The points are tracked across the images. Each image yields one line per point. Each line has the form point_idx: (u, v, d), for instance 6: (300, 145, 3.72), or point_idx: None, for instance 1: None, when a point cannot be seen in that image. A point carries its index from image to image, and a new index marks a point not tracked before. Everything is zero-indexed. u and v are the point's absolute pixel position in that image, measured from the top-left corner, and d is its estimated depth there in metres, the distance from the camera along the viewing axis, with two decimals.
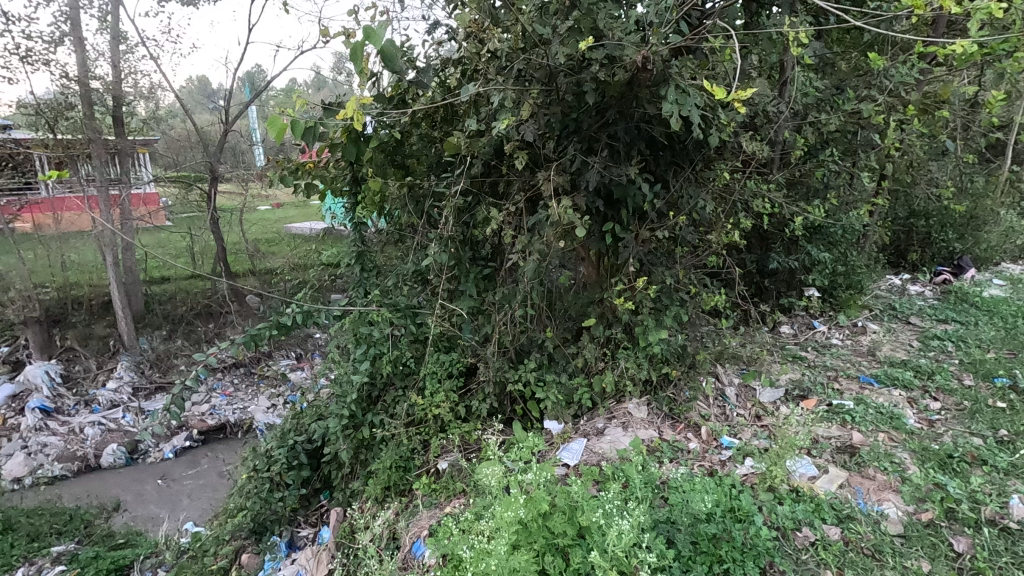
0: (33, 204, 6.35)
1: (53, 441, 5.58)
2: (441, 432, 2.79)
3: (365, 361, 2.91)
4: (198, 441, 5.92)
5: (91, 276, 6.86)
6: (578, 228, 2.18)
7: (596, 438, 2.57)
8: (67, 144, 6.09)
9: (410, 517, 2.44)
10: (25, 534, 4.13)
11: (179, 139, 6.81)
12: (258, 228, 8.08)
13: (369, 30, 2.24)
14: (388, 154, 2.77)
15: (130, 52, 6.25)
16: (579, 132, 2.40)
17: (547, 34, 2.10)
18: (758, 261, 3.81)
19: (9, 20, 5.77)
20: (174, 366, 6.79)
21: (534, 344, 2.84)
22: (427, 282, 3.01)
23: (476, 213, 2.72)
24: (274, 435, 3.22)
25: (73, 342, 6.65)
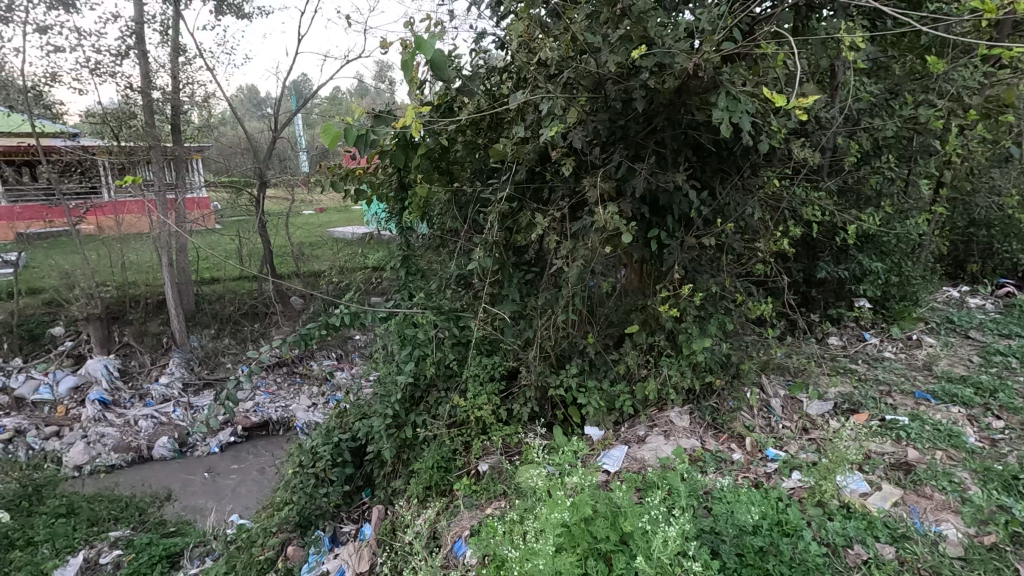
0: (97, 207, 6.98)
1: (110, 432, 5.86)
2: (483, 434, 2.83)
3: (409, 361, 2.98)
4: (242, 437, 6.16)
5: (147, 275, 7.31)
6: (625, 234, 2.18)
7: (638, 445, 2.55)
8: (130, 151, 6.43)
9: (451, 517, 2.47)
10: (86, 518, 4.38)
11: (230, 146, 7.12)
12: (302, 232, 8.37)
13: (419, 39, 2.24)
14: (434, 160, 2.82)
15: (188, 63, 6.59)
16: (626, 139, 2.41)
17: (597, 42, 2.13)
18: (806, 270, 3.72)
19: (81, 35, 6.18)
20: (221, 364, 7.09)
21: (576, 349, 2.84)
22: (469, 286, 3.05)
23: (520, 218, 2.74)
24: (319, 433, 3.32)
25: (130, 338, 6.99)
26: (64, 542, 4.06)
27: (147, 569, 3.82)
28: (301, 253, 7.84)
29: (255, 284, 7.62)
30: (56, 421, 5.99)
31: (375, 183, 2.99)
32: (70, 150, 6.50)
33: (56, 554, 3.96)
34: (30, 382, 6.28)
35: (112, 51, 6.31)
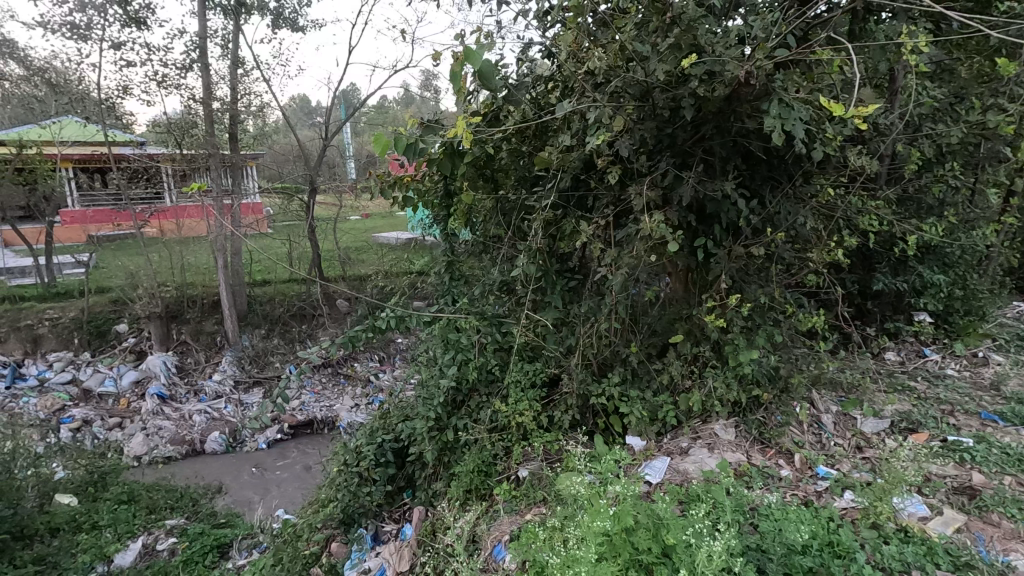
0: (161, 212, 7.48)
1: (167, 425, 6.16)
2: (524, 440, 2.84)
3: (452, 365, 3.03)
4: (288, 434, 6.37)
5: (204, 277, 7.73)
6: (672, 242, 2.15)
7: (680, 457, 2.51)
8: (190, 159, 6.80)
9: (491, 522, 2.48)
10: (145, 506, 4.62)
11: (282, 153, 7.52)
12: (349, 237, 8.63)
13: (468, 50, 2.29)
14: (480, 168, 2.86)
15: (247, 75, 6.92)
16: (673, 147, 2.40)
17: (646, 51, 2.13)
18: (860, 282, 3.59)
19: (150, 50, 6.59)
20: (270, 363, 7.36)
21: (618, 358, 2.82)
22: (512, 292, 3.08)
23: (564, 226, 2.75)
24: (363, 433, 3.40)
25: (187, 337, 7.33)
26: (125, 527, 4.30)
27: (199, 557, 4.00)
28: (348, 258, 8.09)
29: (303, 287, 7.90)
30: (119, 413, 6.34)
31: (422, 190, 3.05)
32: (137, 157, 6.92)
33: (118, 539, 4.19)
34: (96, 375, 6.68)
35: (177, 64, 6.69)
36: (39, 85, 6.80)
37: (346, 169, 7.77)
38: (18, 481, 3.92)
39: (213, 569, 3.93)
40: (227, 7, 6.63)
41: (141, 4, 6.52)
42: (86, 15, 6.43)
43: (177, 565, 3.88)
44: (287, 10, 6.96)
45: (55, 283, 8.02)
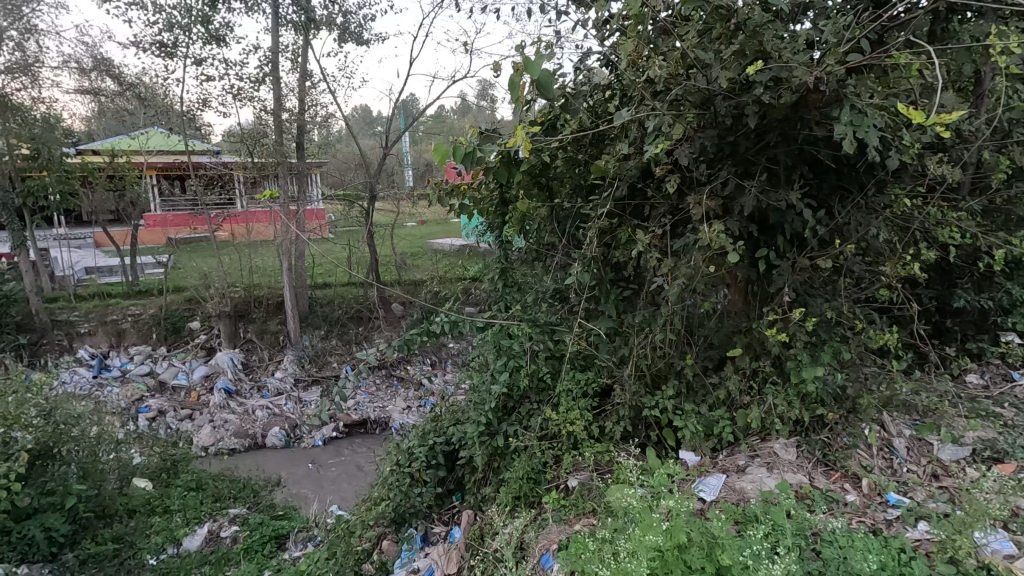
0: (233, 216, 8.05)
1: (232, 418, 6.51)
2: (574, 449, 2.82)
3: (504, 371, 3.05)
4: (343, 432, 6.59)
5: (270, 279, 8.13)
6: (733, 253, 2.09)
7: (736, 475, 2.42)
8: (261, 167, 7.18)
9: (539, 530, 2.47)
10: (210, 494, 4.91)
11: (345, 162, 7.83)
12: (405, 243, 8.88)
13: (527, 61, 2.32)
14: (535, 176, 2.87)
15: (314, 87, 7.26)
16: (735, 156, 2.35)
17: (709, 58, 2.09)
18: (938, 298, 3.37)
19: (228, 65, 7.04)
20: (328, 363, 7.66)
21: (673, 370, 2.76)
22: (565, 300, 3.07)
23: (619, 235, 2.71)
24: (415, 434, 3.46)
25: (253, 335, 7.71)
26: (194, 513, 4.61)
27: (259, 546, 4.20)
28: (404, 263, 8.30)
29: (361, 290, 8.17)
30: (190, 405, 6.74)
31: (478, 199, 3.08)
32: (213, 166, 7.43)
33: (186, 523, 4.49)
34: (171, 368, 7.12)
35: (251, 78, 7.12)
36: (129, 99, 7.39)
37: (403, 176, 7.96)
38: (100, 464, 4.19)
39: (271, 558, 4.11)
40: (298, 23, 7.00)
41: (221, 22, 6.98)
42: (172, 34, 6.94)
43: (239, 553, 4.09)
44: (353, 24, 7.27)
45: (138, 282, 8.65)
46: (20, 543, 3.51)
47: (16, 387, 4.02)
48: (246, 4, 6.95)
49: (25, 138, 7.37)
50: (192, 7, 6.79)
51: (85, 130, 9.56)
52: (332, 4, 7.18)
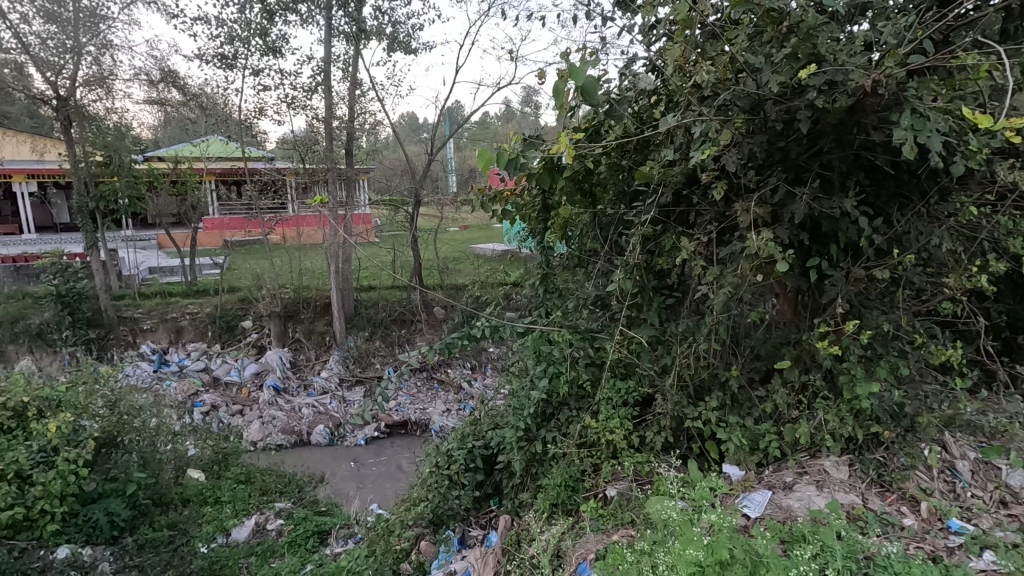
0: (284, 220, 8.36)
1: (280, 415, 6.75)
2: (613, 458, 2.79)
3: (544, 377, 3.05)
4: (384, 433, 6.72)
5: (319, 281, 8.41)
6: (782, 262, 2.02)
7: (783, 492, 2.34)
8: (312, 172, 7.48)
9: (576, 538, 2.44)
10: (258, 488, 5.11)
11: (392, 168, 8.11)
12: (448, 247, 9.01)
13: (571, 67, 2.31)
14: (578, 182, 2.86)
15: (363, 96, 7.49)
16: (785, 162, 2.28)
17: (760, 63, 2.05)
18: (1008, 313, 3.16)
19: (283, 75, 7.35)
20: (371, 364, 7.85)
21: (717, 382, 2.69)
22: (607, 307, 3.05)
23: (663, 242, 2.67)
24: (454, 437, 3.50)
25: (301, 335, 7.96)
26: (242, 505, 4.80)
27: (302, 541, 4.33)
28: (446, 267, 8.33)
29: (405, 294, 8.33)
30: (241, 401, 7.02)
31: (521, 205, 3.10)
32: (268, 171, 7.83)
33: (236, 515, 4.69)
34: (224, 365, 7.45)
35: (305, 87, 7.41)
36: (193, 109, 7.82)
37: (447, 182, 8.10)
38: (159, 453, 4.47)
39: (313, 552, 4.24)
40: (350, 34, 7.24)
41: (277, 34, 7.30)
42: (233, 46, 7.30)
43: (284, 546, 4.25)
44: (402, 34, 7.46)
45: (196, 282, 9.11)
46: (86, 526, 3.79)
47: (86, 379, 4.30)
48: (302, 16, 7.25)
49: (99, 146, 7.99)
50: (251, 21, 7.13)
51: (153, 138, 10.16)
52: (382, 14, 7.39)
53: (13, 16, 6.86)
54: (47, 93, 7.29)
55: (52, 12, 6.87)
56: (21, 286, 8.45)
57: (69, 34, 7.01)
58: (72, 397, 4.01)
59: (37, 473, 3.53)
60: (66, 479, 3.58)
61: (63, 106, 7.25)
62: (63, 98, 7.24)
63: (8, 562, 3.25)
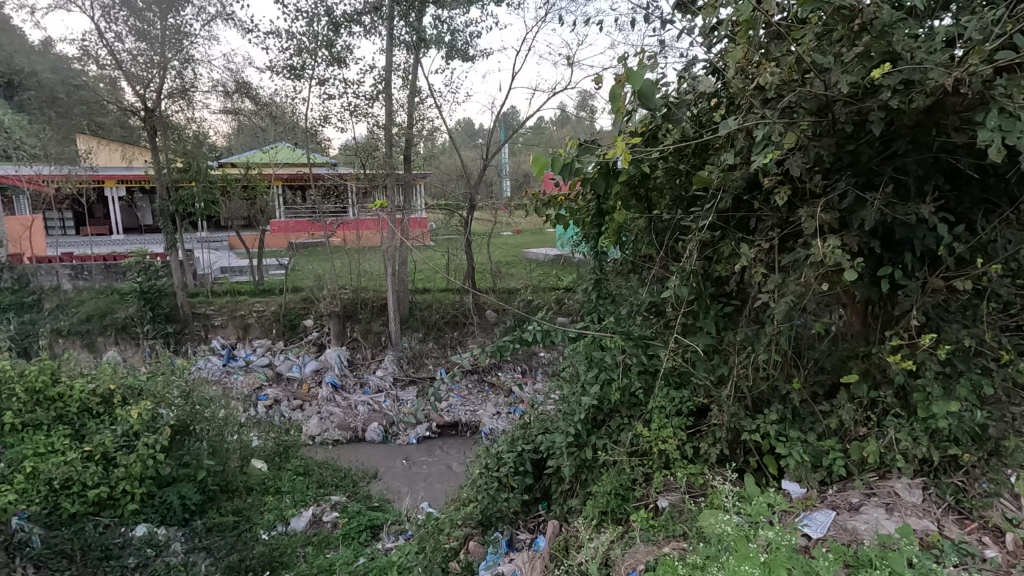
0: (344, 224, 8.69)
1: (336, 411, 7.00)
2: (665, 468, 2.73)
3: (595, 383, 3.03)
4: (435, 433, 6.85)
5: (376, 283, 8.69)
6: (850, 271, 1.92)
7: (848, 513, 2.22)
8: (371, 177, 7.77)
9: (625, 548, 2.40)
10: (315, 480, 5.31)
11: (448, 174, 8.14)
12: (501, 252, 9.09)
13: (629, 71, 2.28)
14: (634, 187, 2.82)
15: (422, 103, 7.70)
16: (856, 165, 2.17)
17: (829, 62, 1.97)
18: None
19: (347, 84, 7.66)
20: (424, 365, 8.02)
21: (777, 395, 2.59)
22: (661, 314, 2.99)
23: (721, 248, 2.59)
24: (504, 439, 3.52)
25: (358, 335, 8.24)
26: (301, 496, 5.00)
27: (356, 534, 4.47)
28: (499, 271, 8.47)
29: (458, 296, 8.46)
30: (302, 396, 7.33)
31: (575, 209, 3.10)
32: (331, 177, 8.24)
33: (294, 505, 4.87)
34: (287, 361, 7.81)
35: (367, 95, 7.69)
36: (264, 118, 8.29)
37: (502, 187, 8.21)
38: (226, 443, 4.76)
39: (366, 545, 4.36)
40: (410, 43, 7.45)
41: (342, 45, 7.62)
42: (301, 58, 7.68)
43: (338, 538, 4.39)
44: (460, 42, 7.61)
45: (263, 281, 9.59)
46: (161, 506, 4.08)
47: (164, 370, 4.61)
48: (365, 27, 7.53)
49: (180, 153, 8.64)
50: (318, 33, 7.47)
51: (227, 145, 10.80)
52: (442, 23, 7.57)
53: (108, 35, 7.49)
54: (136, 105, 7.91)
55: (142, 30, 7.45)
56: (110, 283, 9.17)
57: (156, 50, 7.58)
58: (152, 385, 4.32)
59: (121, 455, 3.81)
60: (145, 462, 3.87)
61: (149, 117, 7.85)
62: (150, 110, 7.86)
63: (95, 536, 3.59)
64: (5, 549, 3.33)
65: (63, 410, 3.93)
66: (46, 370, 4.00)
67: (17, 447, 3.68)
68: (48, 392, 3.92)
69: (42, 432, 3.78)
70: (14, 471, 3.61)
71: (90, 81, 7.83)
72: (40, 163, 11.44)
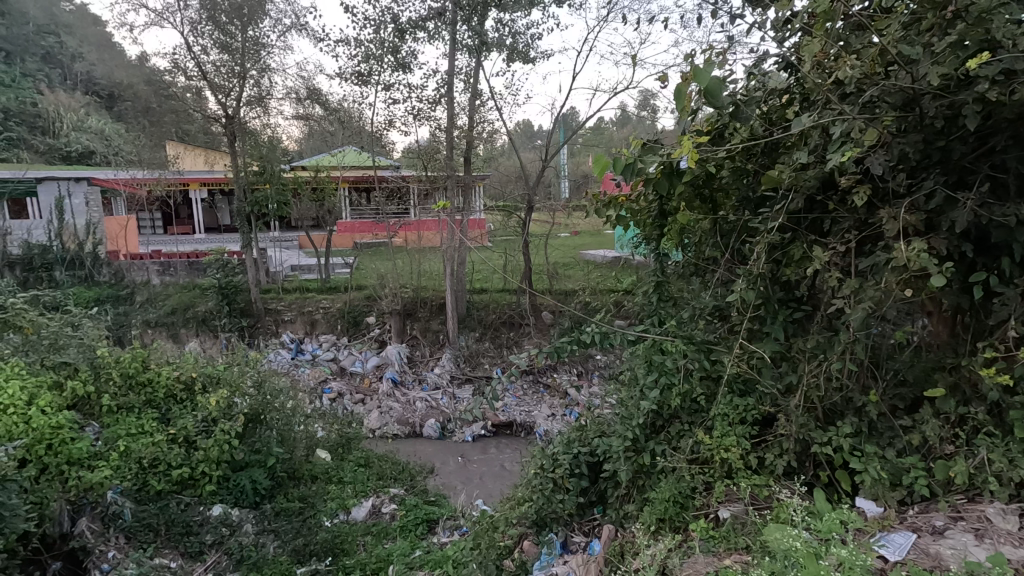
0: (406, 225, 8.95)
1: (396, 406, 7.21)
2: (728, 478, 2.64)
3: (654, 388, 2.96)
4: (490, 432, 6.92)
5: (435, 282, 8.88)
6: (937, 275, 1.79)
7: (931, 537, 2.06)
8: (433, 179, 8.02)
9: (684, 557, 2.33)
10: (375, 472, 5.48)
11: (507, 176, 8.18)
12: (559, 253, 9.05)
13: (695, 68, 2.21)
14: (698, 188, 2.74)
15: (482, 105, 7.81)
16: (945, 163, 2.02)
17: (917, 54, 1.86)
18: None
19: (411, 89, 7.89)
20: (481, 364, 8.13)
21: (852, 407, 2.45)
22: (726, 319, 2.89)
23: (792, 250, 2.47)
24: (560, 441, 3.49)
25: (418, 332, 8.47)
26: (362, 486, 5.18)
27: (413, 526, 4.59)
28: (555, 273, 8.44)
29: (515, 297, 8.50)
30: (363, 390, 7.61)
31: (636, 210, 3.04)
32: (395, 179, 8.59)
33: (355, 494, 5.05)
34: (350, 356, 8.12)
35: (430, 99, 7.89)
36: (333, 122, 8.66)
37: (561, 188, 8.16)
38: (293, 432, 5.01)
39: (422, 539, 4.46)
40: (472, 47, 7.58)
41: (407, 51, 7.84)
42: (368, 64, 7.96)
43: (396, 530, 4.53)
44: (521, 44, 7.66)
45: (329, 279, 10.02)
46: (235, 489, 4.34)
47: (240, 360, 4.92)
48: (429, 33, 7.72)
49: (256, 157, 9.16)
50: (385, 40, 7.72)
51: (298, 149, 11.37)
52: (503, 26, 7.65)
53: (196, 48, 8.08)
54: (218, 113, 8.49)
55: (225, 43, 7.99)
56: (193, 279, 9.86)
57: (237, 61, 8.10)
58: (228, 374, 4.62)
59: (201, 440, 4.11)
60: (221, 447, 4.15)
61: (230, 123, 8.40)
62: (230, 117, 8.42)
63: (177, 513, 3.85)
64: (101, 519, 3.65)
65: (152, 395, 4.26)
66: (138, 357, 4.35)
67: (113, 427, 3.97)
68: (139, 377, 4.26)
69: (133, 414, 4.10)
70: (109, 449, 3.87)
71: (178, 91, 8.45)
72: (135, 167, 12.46)
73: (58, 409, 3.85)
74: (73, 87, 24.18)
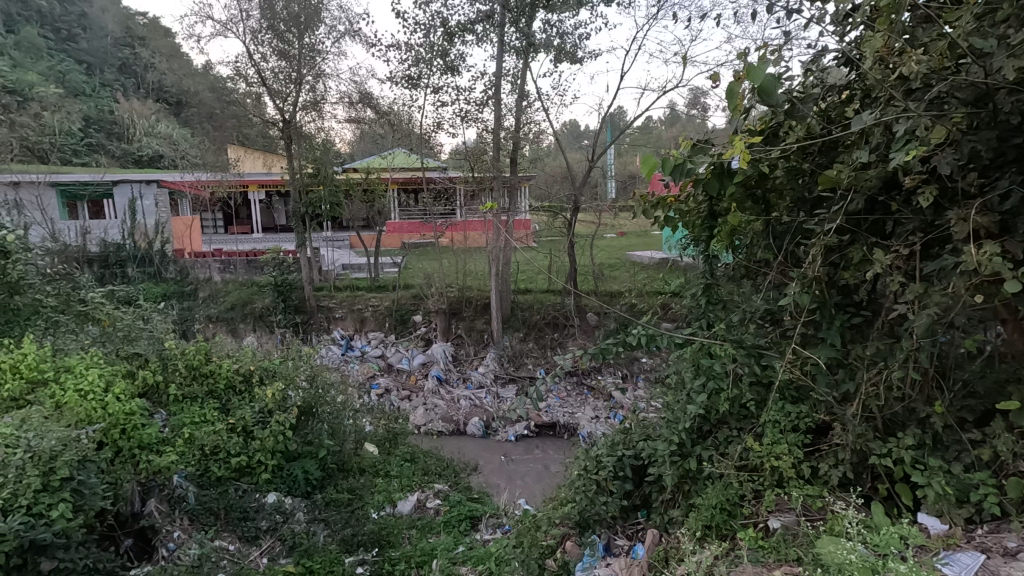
0: (452, 225, 9.10)
1: (441, 403, 7.33)
2: (778, 487, 2.56)
3: (702, 392, 2.90)
4: (533, 432, 6.92)
5: (480, 282, 8.99)
6: (1012, 279, 1.68)
7: (1002, 558, 1.94)
8: (479, 180, 8.12)
9: (731, 565, 2.29)
10: (421, 467, 5.60)
11: (553, 176, 8.18)
12: (604, 254, 8.98)
13: (749, 66, 2.15)
14: (750, 188, 2.67)
15: (529, 106, 7.84)
16: (1021, 161, 1.90)
17: (991, 47, 1.76)
18: None
19: (458, 91, 8.00)
20: (524, 364, 8.17)
21: (914, 417, 2.34)
22: (778, 323, 2.80)
23: (850, 253, 2.37)
24: (604, 443, 3.47)
25: (462, 331, 8.58)
26: (408, 481, 5.29)
27: (456, 522, 4.66)
28: (601, 274, 8.38)
29: (560, 298, 8.50)
30: (410, 387, 7.77)
31: (686, 211, 2.97)
32: (442, 180, 8.75)
33: (402, 488, 5.16)
34: (397, 354, 8.31)
35: (477, 101, 7.99)
36: (384, 125, 8.90)
37: (606, 188, 8.11)
38: (343, 426, 5.17)
39: (465, 535, 4.52)
40: (520, 48, 7.62)
41: (456, 54, 7.97)
42: (418, 68, 8.14)
43: (440, 525, 4.61)
44: (568, 44, 7.64)
45: (379, 277, 10.29)
46: (288, 479, 4.53)
47: (294, 355, 5.15)
48: (477, 35, 7.80)
49: (311, 159, 9.54)
50: (434, 43, 7.87)
51: (350, 152, 11.73)
52: (551, 27, 7.65)
53: (256, 56, 8.47)
54: (276, 117, 8.88)
55: (284, 50, 8.36)
56: (251, 276, 10.33)
57: (295, 68, 8.45)
58: (283, 368, 4.83)
59: (258, 430, 4.33)
60: (276, 437, 4.36)
61: (286, 127, 8.75)
62: (287, 121, 8.77)
63: (235, 499, 4.07)
64: (168, 501, 3.89)
65: (213, 385, 4.51)
66: (201, 350, 4.60)
67: (179, 415, 4.24)
68: (203, 368, 4.52)
69: (197, 404, 4.35)
70: (175, 435, 4.13)
71: (239, 97, 8.88)
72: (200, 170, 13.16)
73: (131, 396, 4.12)
74: (145, 95, 25.73)
